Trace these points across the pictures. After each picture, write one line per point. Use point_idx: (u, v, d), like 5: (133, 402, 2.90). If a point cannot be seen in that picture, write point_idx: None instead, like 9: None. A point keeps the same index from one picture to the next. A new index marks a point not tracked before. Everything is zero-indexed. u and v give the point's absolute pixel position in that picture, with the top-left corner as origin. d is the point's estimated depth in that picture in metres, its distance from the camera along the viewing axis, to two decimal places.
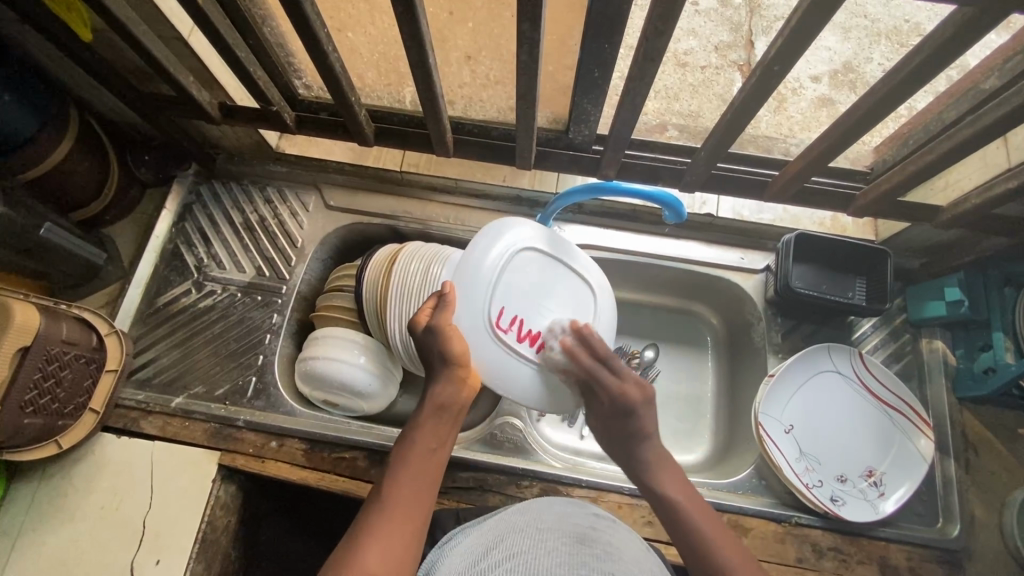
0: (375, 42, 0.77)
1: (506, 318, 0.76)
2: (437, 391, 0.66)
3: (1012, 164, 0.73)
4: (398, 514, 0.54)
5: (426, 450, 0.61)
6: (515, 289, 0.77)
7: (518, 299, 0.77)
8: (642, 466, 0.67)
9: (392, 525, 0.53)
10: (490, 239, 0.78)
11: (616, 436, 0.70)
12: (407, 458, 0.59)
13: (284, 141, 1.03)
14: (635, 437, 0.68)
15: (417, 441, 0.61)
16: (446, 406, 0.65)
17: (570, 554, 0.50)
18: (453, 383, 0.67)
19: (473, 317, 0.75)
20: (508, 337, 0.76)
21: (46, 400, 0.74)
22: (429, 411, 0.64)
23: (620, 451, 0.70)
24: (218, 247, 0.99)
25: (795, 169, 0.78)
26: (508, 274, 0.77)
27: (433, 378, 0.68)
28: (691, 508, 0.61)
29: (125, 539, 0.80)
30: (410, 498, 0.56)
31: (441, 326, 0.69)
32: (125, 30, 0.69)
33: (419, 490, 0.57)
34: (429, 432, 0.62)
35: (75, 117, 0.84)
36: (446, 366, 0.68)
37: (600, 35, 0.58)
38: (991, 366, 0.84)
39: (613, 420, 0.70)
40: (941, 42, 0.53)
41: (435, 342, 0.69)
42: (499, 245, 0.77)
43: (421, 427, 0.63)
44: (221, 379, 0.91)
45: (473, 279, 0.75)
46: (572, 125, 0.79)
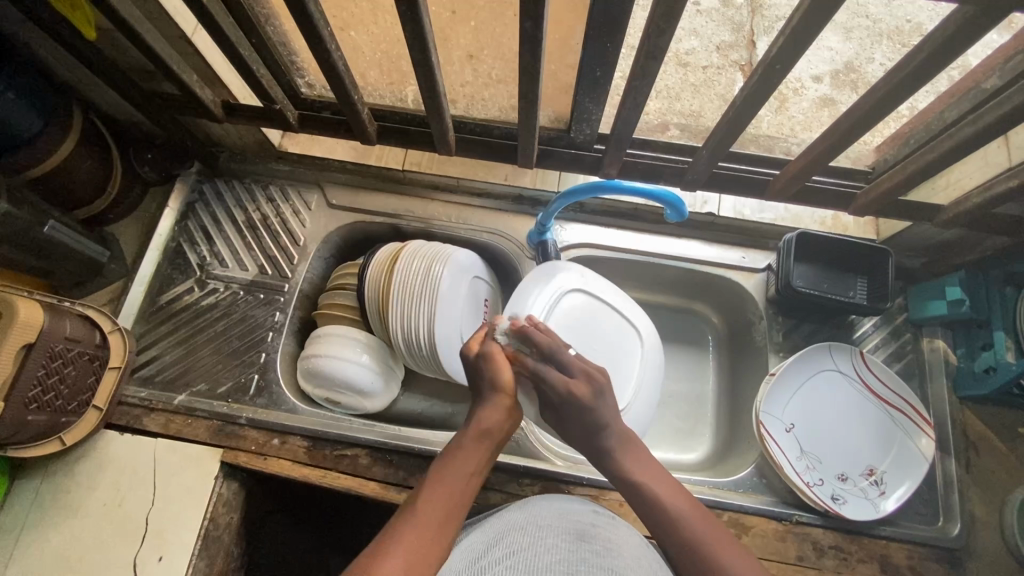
0: (378, 41, 0.77)
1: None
2: (480, 415, 0.64)
3: (1013, 163, 0.73)
4: (427, 533, 0.53)
5: (463, 473, 0.59)
6: (564, 330, 0.84)
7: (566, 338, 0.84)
8: (609, 455, 0.65)
9: (418, 540, 0.52)
10: (541, 280, 0.85)
11: (577, 432, 0.67)
12: (442, 479, 0.58)
13: (286, 139, 1.03)
14: (595, 429, 0.65)
15: (455, 463, 0.60)
16: (489, 434, 0.63)
17: (570, 551, 0.50)
18: (501, 412, 0.64)
19: None
20: None
21: (49, 398, 0.74)
22: (470, 436, 0.62)
23: (585, 446, 0.67)
24: (220, 246, 1.00)
25: (796, 168, 0.79)
26: (558, 315, 0.84)
27: (477, 404, 0.66)
28: (668, 496, 0.61)
29: (128, 535, 0.81)
30: (439, 518, 0.55)
31: (492, 352, 0.67)
32: (129, 29, 0.69)
33: (448, 511, 0.56)
34: (468, 457, 0.60)
35: (78, 115, 0.84)
36: (493, 394, 0.65)
37: (603, 34, 0.59)
38: (990, 365, 0.84)
39: (580, 427, 0.66)
40: (941, 41, 0.53)
41: (487, 370, 0.67)
42: (551, 288, 0.85)
43: (460, 450, 0.61)
44: (223, 376, 0.91)
45: (524, 313, 0.82)
46: (574, 123, 0.79)
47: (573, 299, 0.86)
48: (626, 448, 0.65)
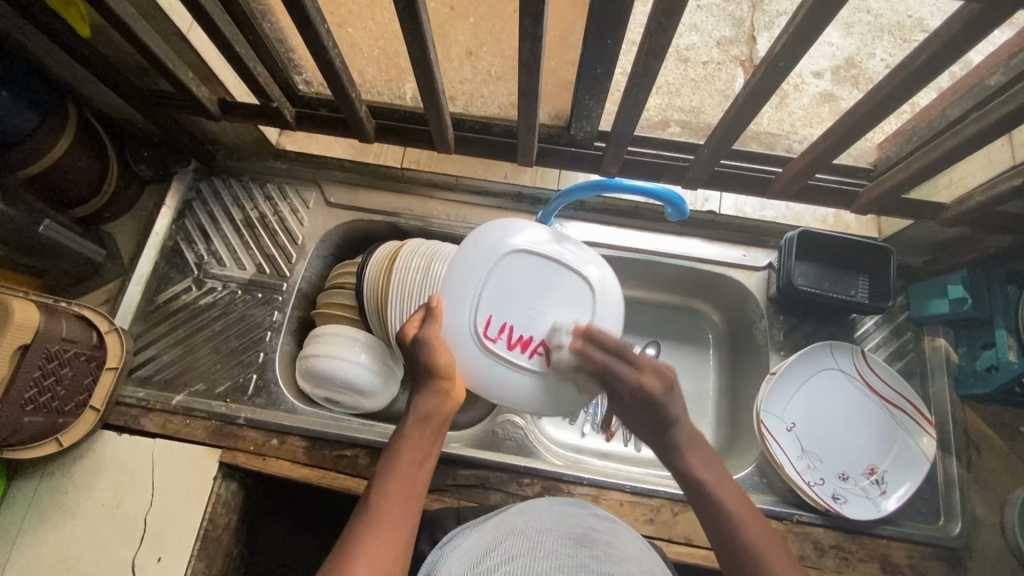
0: (376, 37, 0.77)
1: (494, 327, 0.73)
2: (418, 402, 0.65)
3: (1016, 162, 0.72)
4: (392, 526, 0.53)
5: (412, 460, 0.60)
6: (502, 294, 0.74)
7: (505, 302, 0.74)
8: (676, 449, 0.63)
9: (384, 534, 0.52)
10: (480, 241, 0.75)
11: (646, 426, 0.65)
12: (394, 469, 0.58)
13: (284, 138, 1.02)
14: (664, 422, 0.63)
15: (404, 451, 0.60)
16: (432, 418, 0.64)
17: (569, 556, 0.49)
18: (439, 396, 0.65)
19: (463, 329, 0.73)
20: (498, 345, 0.73)
21: (46, 398, 0.74)
22: (414, 423, 0.63)
23: (653, 440, 0.65)
24: (218, 245, 0.99)
25: (798, 166, 0.78)
26: (496, 278, 0.74)
27: (416, 390, 0.66)
28: (729, 501, 0.58)
29: (127, 536, 0.80)
30: (398, 509, 0.55)
31: (427, 337, 0.68)
32: (124, 26, 0.68)
33: (406, 500, 0.56)
34: (417, 443, 0.61)
35: (73, 114, 0.84)
36: (431, 380, 0.66)
37: (604, 30, 0.58)
38: (993, 364, 0.84)
39: (644, 414, 0.65)
40: (947, 38, 0.53)
41: (422, 354, 0.67)
42: (487, 248, 0.74)
43: (406, 438, 0.62)
44: (221, 376, 0.91)
45: (458, 295, 0.73)
46: (574, 121, 0.78)
47: (514, 257, 0.74)
48: (693, 445, 0.62)
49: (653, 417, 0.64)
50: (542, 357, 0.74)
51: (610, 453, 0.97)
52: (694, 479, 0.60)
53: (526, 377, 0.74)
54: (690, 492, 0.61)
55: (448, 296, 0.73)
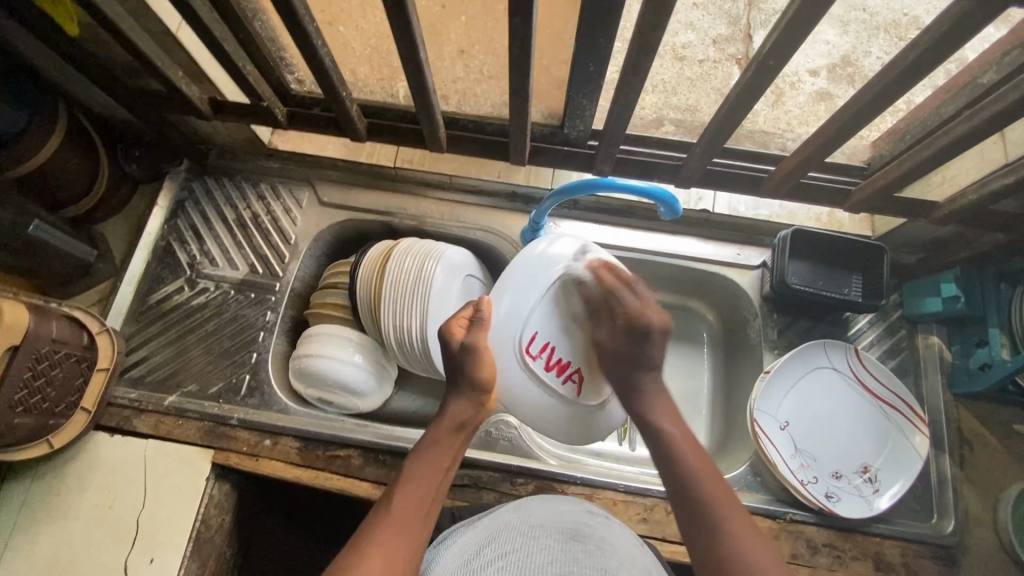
0: (367, 35, 0.80)
1: (536, 345, 0.75)
2: (451, 407, 0.67)
3: (1009, 160, 0.72)
4: (411, 514, 0.56)
5: (439, 465, 0.63)
6: (548, 314, 0.76)
7: (553, 324, 0.76)
8: (639, 392, 0.72)
9: (403, 522, 0.55)
10: (541, 256, 0.75)
11: (621, 365, 0.73)
12: (420, 468, 0.61)
13: (276, 137, 1.02)
14: (641, 363, 0.72)
15: (433, 454, 0.63)
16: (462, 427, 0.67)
17: (562, 552, 0.49)
18: (472, 405, 0.67)
19: (508, 342, 0.74)
20: (536, 364, 0.75)
21: (36, 400, 0.74)
22: (445, 429, 0.66)
23: (621, 381, 0.73)
24: (211, 245, 0.99)
25: (791, 165, 0.78)
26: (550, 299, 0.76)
27: (451, 395, 0.69)
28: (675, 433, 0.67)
29: (119, 537, 0.80)
30: (421, 503, 0.58)
31: (476, 345, 0.67)
32: (112, 25, 0.68)
33: (428, 497, 0.59)
34: (445, 448, 0.64)
35: (64, 113, 0.83)
36: (471, 390, 0.67)
37: (595, 28, 0.57)
38: (987, 362, 0.84)
39: (632, 347, 0.73)
40: (938, 36, 0.52)
41: (469, 363, 0.67)
42: (551, 265, 0.75)
43: (435, 443, 0.64)
44: (214, 377, 0.90)
45: (509, 307, 0.74)
46: (568, 120, 0.78)
47: (569, 282, 0.77)
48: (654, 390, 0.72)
49: (633, 344, 0.73)
50: (574, 384, 0.78)
51: (604, 453, 0.97)
52: (654, 427, 0.68)
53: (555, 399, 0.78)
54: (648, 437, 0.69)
55: (498, 305, 0.73)
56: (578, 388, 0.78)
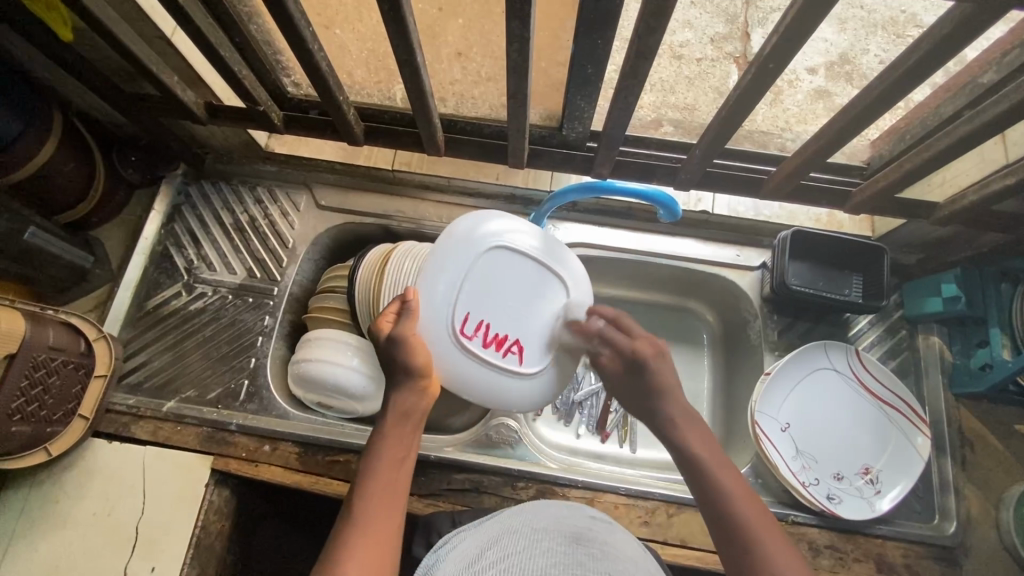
0: (364, 38, 0.76)
1: (470, 325, 0.74)
2: (396, 399, 0.64)
3: (1010, 160, 0.72)
4: (378, 524, 0.53)
5: (394, 458, 0.59)
6: (477, 292, 0.75)
7: (483, 300, 0.75)
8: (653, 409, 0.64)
9: (373, 537, 0.51)
10: (457, 243, 0.74)
11: (636, 400, 0.66)
12: (377, 468, 0.58)
13: (273, 140, 1.01)
14: (652, 388, 0.64)
15: (385, 449, 0.60)
16: (409, 415, 0.63)
17: (564, 554, 0.49)
18: (413, 391, 0.64)
19: (440, 326, 0.73)
20: (472, 343, 0.74)
21: (33, 408, 0.73)
22: (392, 423, 0.62)
23: (641, 414, 0.66)
24: (208, 249, 0.98)
25: (792, 166, 0.77)
26: (476, 277, 0.75)
27: (393, 389, 0.65)
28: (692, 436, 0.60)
29: (118, 545, 0.80)
30: (381, 509, 0.54)
31: (404, 334, 0.66)
32: (107, 31, 0.68)
33: (389, 497, 0.55)
34: (395, 439, 0.60)
35: (59, 119, 0.83)
36: (409, 377, 0.65)
37: (593, 30, 0.57)
38: (987, 362, 0.84)
39: (631, 379, 0.67)
40: (939, 38, 0.52)
41: (401, 353, 0.66)
42: (463, 253, 0.74)
43: (386, 439, 0.61)
44: (212, 383, 0.90)
45: (436, 292, 0.73)
46: (566, 122, 0.77)
47: (484, 261, 0.75)
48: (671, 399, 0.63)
49: (637, 382, 0.66)
50: (517, 355, 0.76)
51: (605, 455, 0.97)
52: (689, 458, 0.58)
53: (502, 374, 0.77)
54: (688, 472, 0.58)
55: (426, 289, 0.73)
56: (520, 358, 0.77)
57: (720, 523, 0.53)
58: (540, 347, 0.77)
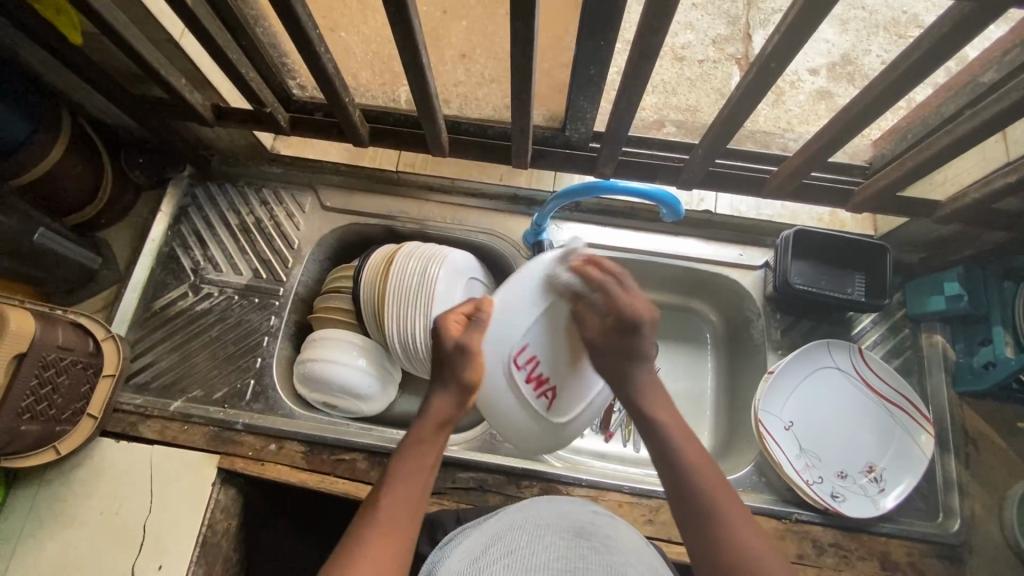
0: (369, 41, 0.77)
1: (524, 356, 0.74)
2: (433, 404, 0.66)
3: (1012, 158, 0.72)
4: (397, 519, 0.56)
5: (423, 464, 0.62)
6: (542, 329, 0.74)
7: (547, 340, 0.75)
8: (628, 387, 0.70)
9: (391, 530, 0.55)
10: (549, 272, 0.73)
11: (607, 360, 0.71)
12: (404, 472, 0.60)
13: (279, 142, 1.03)
14: (631, 359, 0.70)
15: (413, 456, 0.62)
16: (444, 424, 0.65)
17: (568, 548, 0.50)
18: (456, 403, 0.66)
19: (498, 347, 0.72)
20: (517, 374, 0.74)
21: (42, 407, 0.74)
22: (425, 429, 0.64)
23: (609, 373, 0.71)
24: (214, 250, 0.99)
25: (794, 165, 0.77)
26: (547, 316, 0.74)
27: (434, 390, 0.67)
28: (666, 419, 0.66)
29: (126, 543, 0.80)
30: (403, 511, 0.57)
31: (470, 345, 0.67)
32: (116, 34, 0.68)
33: (411, 505, 0.58)
34: (427, 448, 0.63)
35: (68, 122, 0.84)
36: (456, 388, 0.67)
37: (596, 32, 0.58)
38: (990, 360, 0.84)
39: (612, 336, 0.70)
40: (940, 37, 0.53)
41: (460, 363, 0.67)
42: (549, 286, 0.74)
43: (417, 444, 0.63)
44: (219, 382, 0.91)
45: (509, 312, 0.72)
46: (569, 123, 0.78)
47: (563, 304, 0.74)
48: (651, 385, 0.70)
49: (620, 342, 0.70)
50: (546, 399, 0.77)
51: (608, 454, 0.97)
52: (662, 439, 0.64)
53: (527, 411, 0.76)
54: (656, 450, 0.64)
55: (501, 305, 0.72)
56: (550, 403, 0.77)
57: (683, 495, 0.59)
58: (573, 401, 0.78)
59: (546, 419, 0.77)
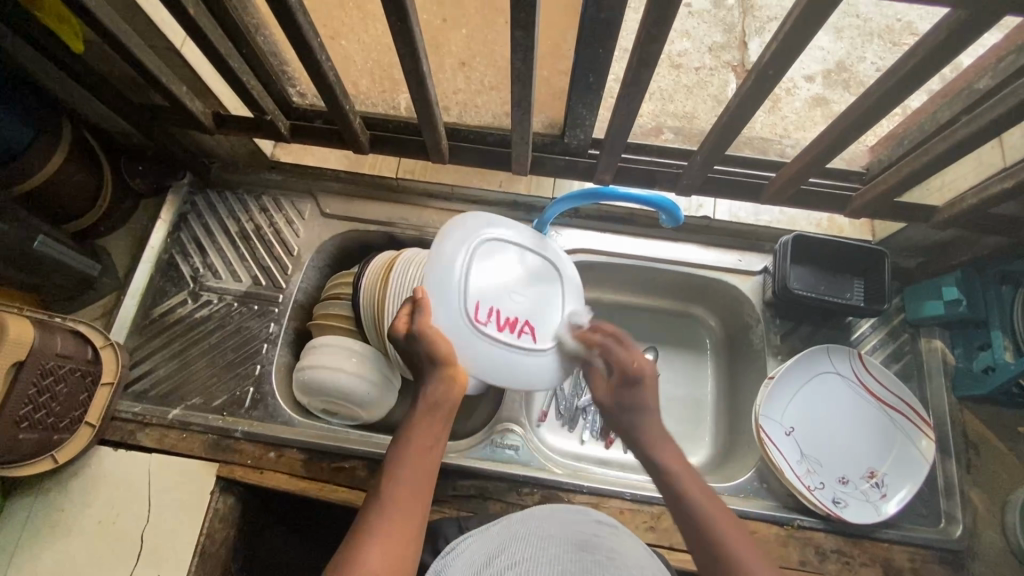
0: (369, 49, 0.80)
1: (482, 311, 0.74)
2: (427, 389, 0.63)
3: (1008, 164, 0.73)
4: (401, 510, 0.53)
5: (422, 448, 0.59)
6: (485, 279, 0.75)
7: (489, 287, 0.75)
8: (635, 427, 0.66)
9: (397, 514, 0.53)
10: (454, 236, 0.75)
11: (618, 414, 0.68)
12: (405, 459, 0.57)
13: (279, 149, 1.03)
14: (638, 407, 0.66)
15: (411, 440, 0.59)
16: (440, 405, 0.62)
17: (572, 561, 0.49)
18: (443, 381, 0.63)
19: (452, 317, 0.71)
20: (488, 328, 0.73)
21: (40, 415, 0.74)
22: (421, 414, 0.61)
23: (621, 427, 0.67)
24: (213, 257, 0.99)
25: (792, 171, 0.78)
26: (479, 267, 0.75)
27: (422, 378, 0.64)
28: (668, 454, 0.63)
29: (124, 551, 0.80)
30: (408, 495, 0.54)
31: (421, 329, 0.65)
32: (118, 43, 0.69)
33: (417, 490, 0.55)
34: (424, 431, 0.60)
35: (68, 130, 0.84)
36: (435, 367, 0.64)
37: (595, 40, 0.58)
38: (990, 364, 0.84)
39: (622, 393, 0.68)
40: (934, 47, 0.53)
41: (422, 346, 0.64)
42: (463, 244, 0.75)
43: (413, 428, 0.60)
44: (217, 390, 0.90)
45: (442, 281, 0.72)
46: (568, 129, 0.78)
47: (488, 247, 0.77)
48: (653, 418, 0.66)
49: (625, 395, 0.67)
50: (530, 335, 0.76)
51: (610, 460, 0.97)
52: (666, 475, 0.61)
53: (522, 357, 0.75)
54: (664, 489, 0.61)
55: (432, 283, 0.72)
56: (536, 337, 0.76)
57: (699, 535, 0.56)
58: (551, 325, 0.78)
59: (542, 353, 0.76)
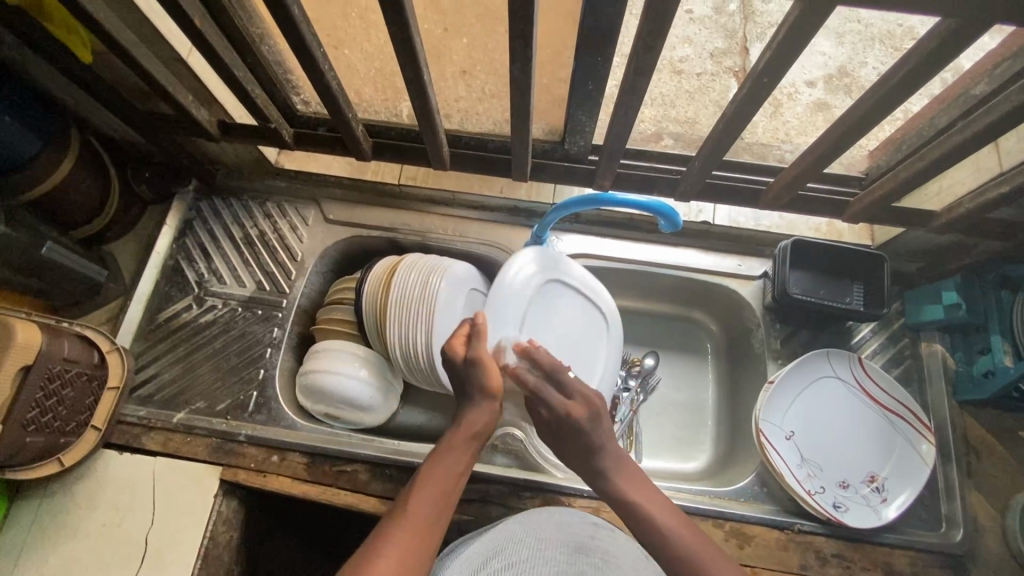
0: (372, 58, 0.80)
1: None
2: (469, 417, 0.65)
3: (1004, 169, 0.73)
4: (423, 518, 0.54)
5: (454, 472, 0.61)
6: (539, 319, 0.85)
7: (541, 328, 0.85)
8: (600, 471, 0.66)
9: (417, 525, 0.54)
10: (518, 272, 0.82)
11: (573, 456, 0.68)
12: (435, 476, 0.59)
13: (284, 156, 1.05)
14: (590, 450, 0.66)
15: (443, 460, 0.61)
16: (478, 435, 0.65)
17: (568, 565, 0.50)
18: (489, 411, 0.66)
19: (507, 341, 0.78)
20: None
21: (47, 419, 0.75)
22: (459, 439, 0.63)
23: (581, 468, 0.67)
24: (219, 263, 1.00)
25: (789, 177, 0.78)
26: (538, 308, 0.85)
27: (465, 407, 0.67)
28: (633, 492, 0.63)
29: (128, 553, 0.80)
30: (432, 509, 0.56)
31: (479, 356, 0.67)
32: (125, 53, 0.70)
33: (440, 507, 0.57)
34: (459, 454, 0.62)
35: (76, 137, 0.85)
36: (484, 397, 0.66)
37: (592, 49, 0.59)
38: (990, 368, 0.84)
39: (569, 437, 0.68)
40: (925, 54, 0.54)
41: (476, 373, 0.67)
42: (526, 281, 0.83)
43: (446, 451, 0.62)
44: (222, 394, 0.91)
45: (505, 307, 0.80)
46: (568, 136, 0.79)
47: (548, 292, 0.86)
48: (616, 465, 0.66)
49: (574, 441, 0.67)
50: None
51: None
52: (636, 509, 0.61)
53: None
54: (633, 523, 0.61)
55: (494, 303, 0.79)
56: None
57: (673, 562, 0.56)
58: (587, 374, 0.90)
59: None
